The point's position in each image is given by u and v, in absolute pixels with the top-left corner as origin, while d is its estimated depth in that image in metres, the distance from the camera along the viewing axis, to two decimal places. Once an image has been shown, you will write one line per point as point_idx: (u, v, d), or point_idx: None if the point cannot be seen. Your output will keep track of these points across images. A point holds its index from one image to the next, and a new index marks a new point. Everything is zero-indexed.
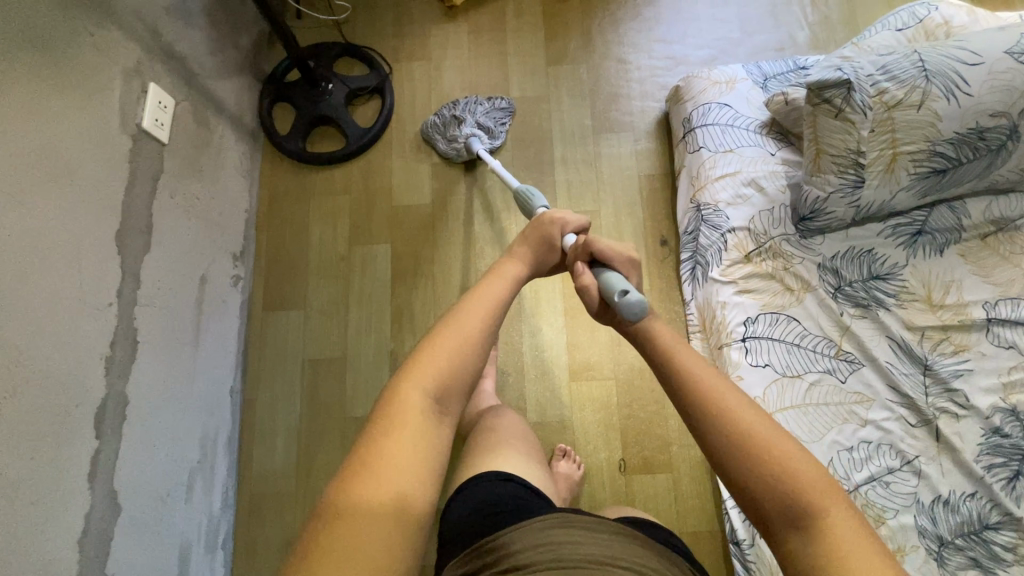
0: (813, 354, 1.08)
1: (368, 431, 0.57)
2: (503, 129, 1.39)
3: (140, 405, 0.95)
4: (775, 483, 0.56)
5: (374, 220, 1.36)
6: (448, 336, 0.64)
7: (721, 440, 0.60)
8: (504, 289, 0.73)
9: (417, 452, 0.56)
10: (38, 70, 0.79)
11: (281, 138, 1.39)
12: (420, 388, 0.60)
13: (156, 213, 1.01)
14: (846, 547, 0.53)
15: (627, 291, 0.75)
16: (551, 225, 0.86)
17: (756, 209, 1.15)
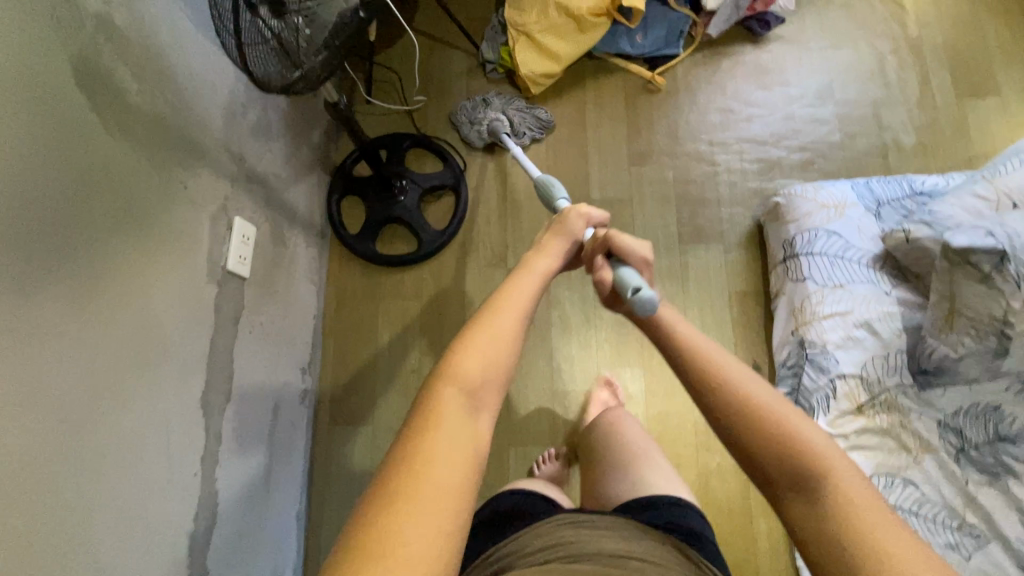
0: (933, 525, 0.99)
1: (398, 442, 0.50)
2: (531, 131, 1.37)
3: (218, 569, 0.90)
4: (778, 449, 0.55)
5: (445, 328, 1.29)
6: (481, 331, 0.58)
7: (727, 416, 0.59)
8: (536, 284, 0.67)
9: (457, 458, 0.49)
10: (139, 246, 0.74)
11: (350, 236, 1.32)
12: (454, 389, 0.53)
13: (235, 357, 0.96)
14: (854, 510, 0.51)
15: (641, 289, 0.71)
16: (575, 219, 0.80)
17: (869, 354, 1.07)
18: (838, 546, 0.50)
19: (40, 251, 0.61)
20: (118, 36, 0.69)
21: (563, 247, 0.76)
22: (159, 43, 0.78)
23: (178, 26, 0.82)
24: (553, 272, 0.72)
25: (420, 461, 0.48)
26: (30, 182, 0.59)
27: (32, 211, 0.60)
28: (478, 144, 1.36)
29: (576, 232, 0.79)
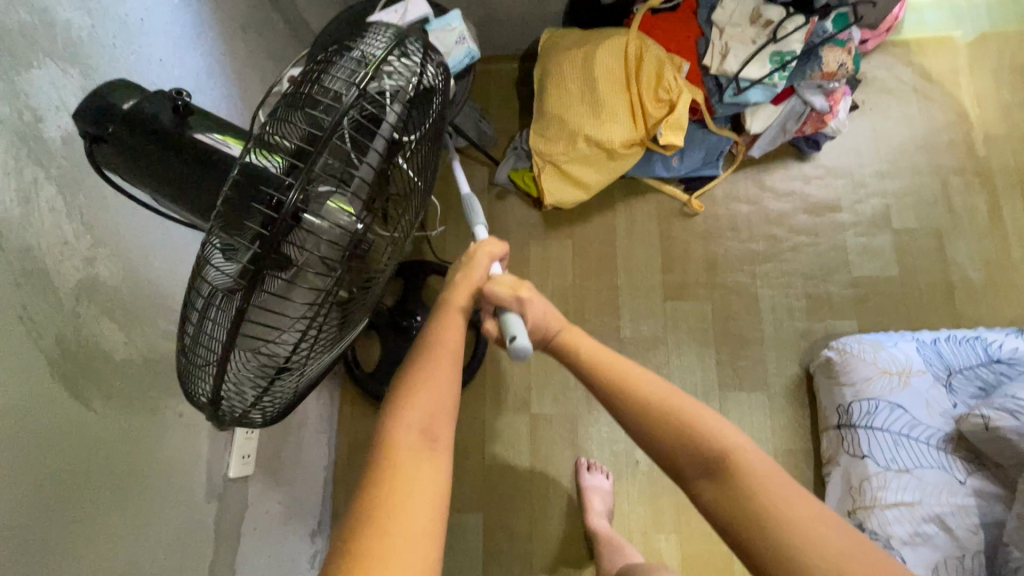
0: None
1: (363, 487, 0.54)
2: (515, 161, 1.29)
3: None
4: (682, 440, 0.60)
5: (465, 479, 1.21)
6: (427, 372, 0.64)
7: (626, 409, 0.64)
8: (463, 311, 0.73)
9: (420, 487, 0.54)
10: (130, 509, 0.66)
11: (364, 374, 1.25)
12: (405, 427, 0.58)
13: (240, 563, 0.89)
14: (751, 474, 0.56)
15: (516, 336, 0.68)
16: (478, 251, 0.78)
17: (940, 554, 0.94)
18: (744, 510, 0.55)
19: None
20: (102, 294, 0.63)
21: (477, 284, 0.74)
22: (151, 273, 0.70)
23: (175, 241, 0.75)
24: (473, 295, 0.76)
25: (383, 499, 0.52)
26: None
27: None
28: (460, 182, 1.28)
29: (483, 268, 0.77)
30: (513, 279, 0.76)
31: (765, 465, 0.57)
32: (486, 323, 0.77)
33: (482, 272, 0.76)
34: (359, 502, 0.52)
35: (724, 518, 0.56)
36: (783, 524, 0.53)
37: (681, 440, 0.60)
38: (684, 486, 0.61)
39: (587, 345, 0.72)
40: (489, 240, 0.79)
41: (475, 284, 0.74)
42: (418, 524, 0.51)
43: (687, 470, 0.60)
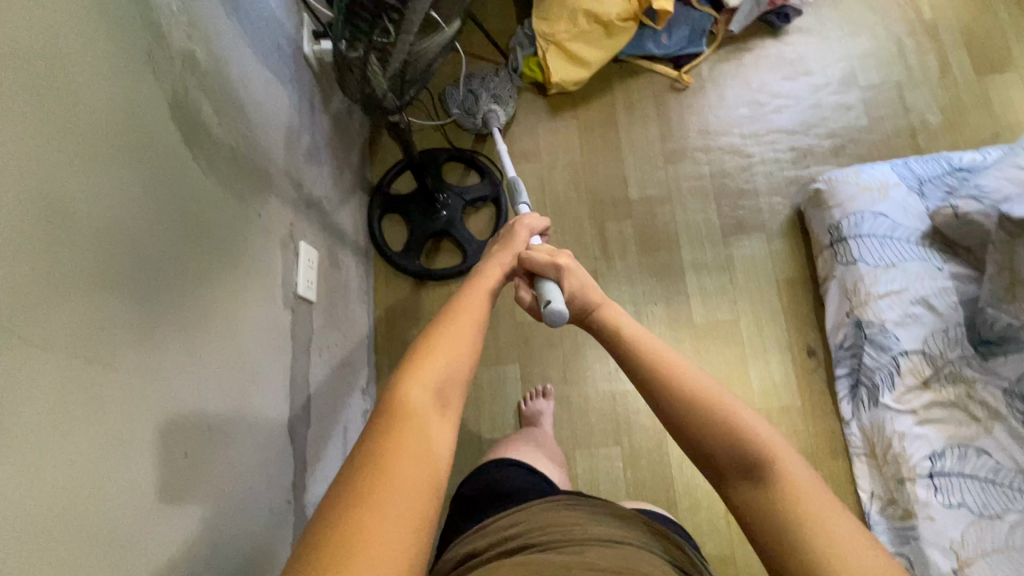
0: (1011, 492, 1.01)
1: (372, 430, 0.56)
2: (515, 95, 1.40)
3: None
4: (728, 442, 0.62)
5: (499, 338, 1.30)
6: (445, 337, 0.65)
7: (670, 402, 0.66)
8: (489, 291, 0.78)
9: (427, 448, 0.56)
10: (221, 267, 0.73)
11: (394, 252, 1.33)
12: (420, 386, 0.60)
13: (311, 380, 0.96)
14: (797, 491, 0.57)
15: (551, 301, 0.82)
16: (518, 231, 0.95)
17: (928, 329, 1.08)
18: (784, 527, 0.56)
19: (140, 280, 0.58)
20: (199, 69, 0.70)
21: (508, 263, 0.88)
22: (229, 73, 0.78)
23: (242, 57, 0.82)
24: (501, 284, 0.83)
25: (389, 443, 0.55)
26: (122, 208, 0.56)
27: (134, 249, 0.57)
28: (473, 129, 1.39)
29: (518, 246, 0.92)
30: (550, 250, 0.91)
31: (809, 481, 0.58)
32: (520, 289, 0.94)
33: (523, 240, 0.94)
34: (366, 451, 0.54)
35: (749, 511, 0.59)
36: (809, 520, 0.55)
37: (714, 426, 0.63)
38: (712, 474, 0.64)
39: (626, 327, 0.77)
40: (530, 216, 0.98)
41: (512, 257, 0.89)
42: (418, 479, 0.53)
43: (726, 470, 0.62)
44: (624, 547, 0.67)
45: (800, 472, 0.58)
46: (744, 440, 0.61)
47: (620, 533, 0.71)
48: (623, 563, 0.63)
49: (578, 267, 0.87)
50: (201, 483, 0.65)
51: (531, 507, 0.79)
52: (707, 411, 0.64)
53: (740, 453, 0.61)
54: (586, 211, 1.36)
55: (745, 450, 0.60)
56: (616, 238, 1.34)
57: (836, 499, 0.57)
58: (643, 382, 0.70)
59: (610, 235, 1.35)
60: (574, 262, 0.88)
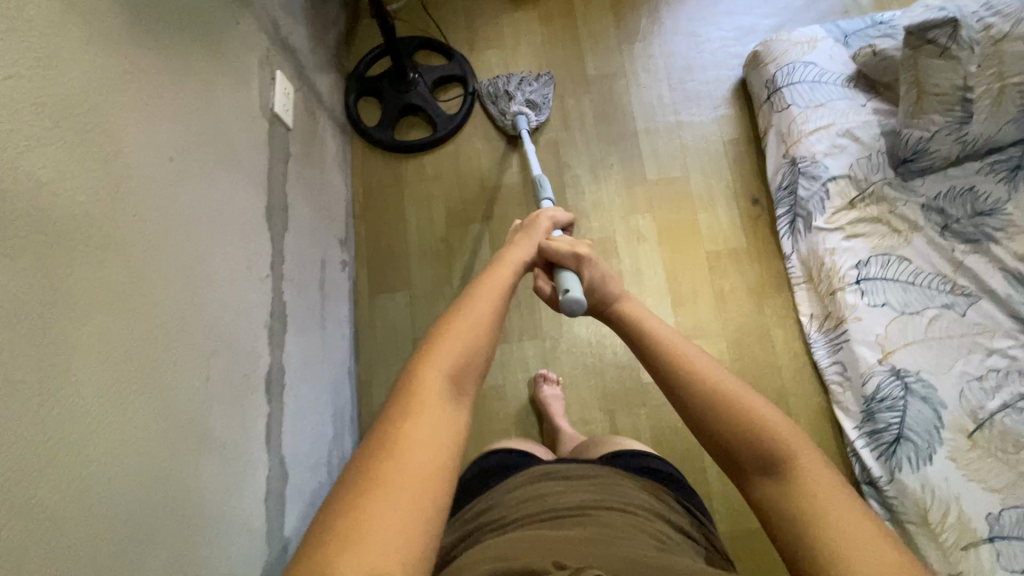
0: (929, 291, 1.11)
1: (386, 414, 0.56)
2: (548, 104, 1.42)
3: (292, 374, 0.98)
4: (749, 438, 0.63)
5: (468, 201, 1.39)
6: (460, 323, 0.66)
7: (694, 397, 0.68)
8: (510, 277, 0.79)
9: (441, 432, 0.55)
10: (206, 36, 0.82)
11: (369, 128, 1.43)
12: (438, 371, 0.60)
13: (288, 195, 1.05)
14: (817, 490, 0.57)
15: (569, 290, 0.87)
16: (540, 221, 0.97)
17: (853, 157, 1.20)
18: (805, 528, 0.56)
19: None
20: None
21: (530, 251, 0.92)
22: None
23: None
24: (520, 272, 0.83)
25: (403, 430, 0.54)
26: None
27: None
28: (503, 128, 1.42)
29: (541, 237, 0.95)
30: (569, 240, 0.93)
31: (827, 477, 0.59)
32: (540, 279, 0.96)
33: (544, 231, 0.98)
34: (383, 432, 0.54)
35: (771, 510, 0.59)
36: (823, 517, 0.55)
37: (736, 421, 0.64)
38: (733, 471, 0.65)
39: (648, 323, 0.80)
40: (551, 210, 1.02)
41: (533, 246, 0.92)
42: (427, 463, 0.52)
43: (748, 467, 0.63)
44: (599, 514, 0.68)
45: (819, 474, 0.59)
46: (767, 436, 0.62)
47: (605, 497, 0.72)
48: (599, 530, 0.64)
49: (597, 257, 0.90)
50: (186, 197, 0.73)
51: (504, 488, 0.79)
52: (728, 408, 0.65)
53: (762, 448, 0.62)
54: None
55: (766, 447, 0.62)
56: (575, 110, 1.44)
57: (855, 501, 0.57)
58: (665, 376, 0.72)
59: (569, 108, 1.45)
60: (593, 253, 0.90)
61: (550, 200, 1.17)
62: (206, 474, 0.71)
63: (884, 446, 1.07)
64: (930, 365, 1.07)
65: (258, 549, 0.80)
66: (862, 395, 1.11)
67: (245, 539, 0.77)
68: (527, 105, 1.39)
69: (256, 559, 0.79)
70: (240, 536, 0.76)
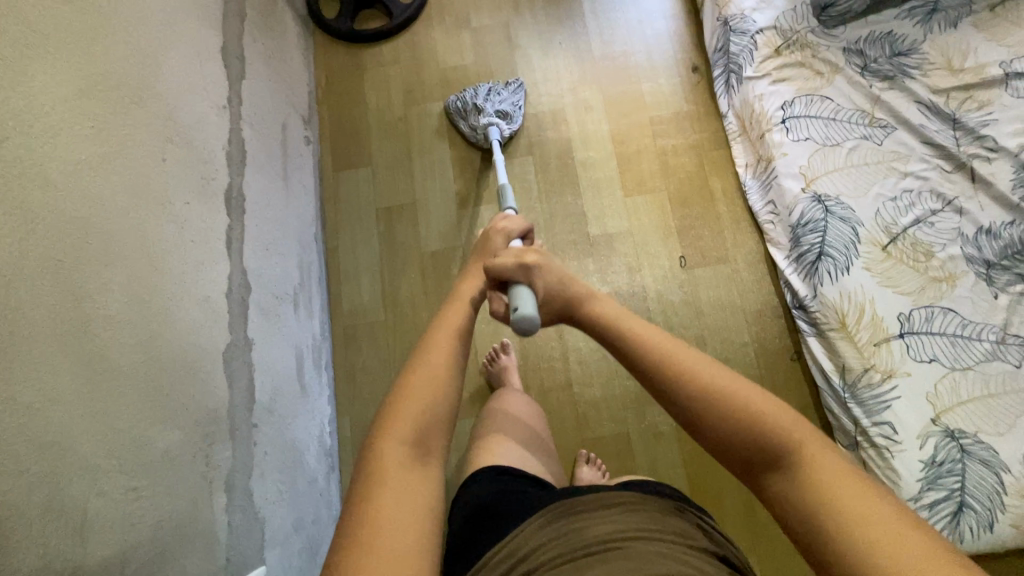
0: (848, 125, 1.19)
1: (359, 487, 0.60)
2: (519, 112, 1.40)
3: (254, 207, 1.07)
4: (756, 445, 0.59)
5: (426, 83, 1.47)
6: (418, 384, 0.68)
7: (694, 408, 0.64)
8: (465, 312, 0.79)
9: (412, 501, 0.59)
10: None
11: (329, 20, 1.51)
12: (400, 441, 0.63)
13: (245, 50, 1.13)
14: (837, 490, 0.53)
15: (516, 308, 0.79)
16: (496, 239, 0.98)
17: (779, 10, 1.27)
18: (831, 537, 0.51)
19: None
20: None
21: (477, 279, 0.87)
22: None
23: None
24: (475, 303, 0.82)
25: (372, 505, 0.57)
26: None
27: None
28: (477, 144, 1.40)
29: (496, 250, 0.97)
30: (515, 249, 0.87)
31: (845, 472, 0.55)
32: (495, 300, 0.89)
33: (498, 246, 0.98)
34: (356, 509, 0.58)
35: (792, 515, 0.55)
36: (844, 508, 0.52)
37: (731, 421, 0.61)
38: (742, 473, 0.61)
39: (629, 324, 0.75)
40: (506, 221, 1.00)
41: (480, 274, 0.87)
42: (408, 534, 0.56)
43: (762, 473, 0.59)
44: (628, 545, 0.65)
45: (828, 461, 0.56)
46: (765, 432, 0.59)
47: (625, 526, 0.68)
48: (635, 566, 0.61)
49: (548, 262, 0.84)
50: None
51: (519, 530, 0.73)
52: (729, 415, 0.61)
53: (763, 449, 0.59)
54: None
55: (766, 442, 0.59)
56: None
57: (871, 482, 0.54)
58: (652, 380, 0.68)
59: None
60: (543, 260, 0.85)
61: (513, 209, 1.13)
62: (168, 238, 0.80)
63: (807, 266, 1.15)
64: (849, 190, 1.15)
65: (222, 329, 0.89)
66: (789, 224, 1.19)
67: (209, 314, 0.86)
68: (498, 116, 1.37)
69: (221, 337, 0.88)
70: (205, 315, 0.85)
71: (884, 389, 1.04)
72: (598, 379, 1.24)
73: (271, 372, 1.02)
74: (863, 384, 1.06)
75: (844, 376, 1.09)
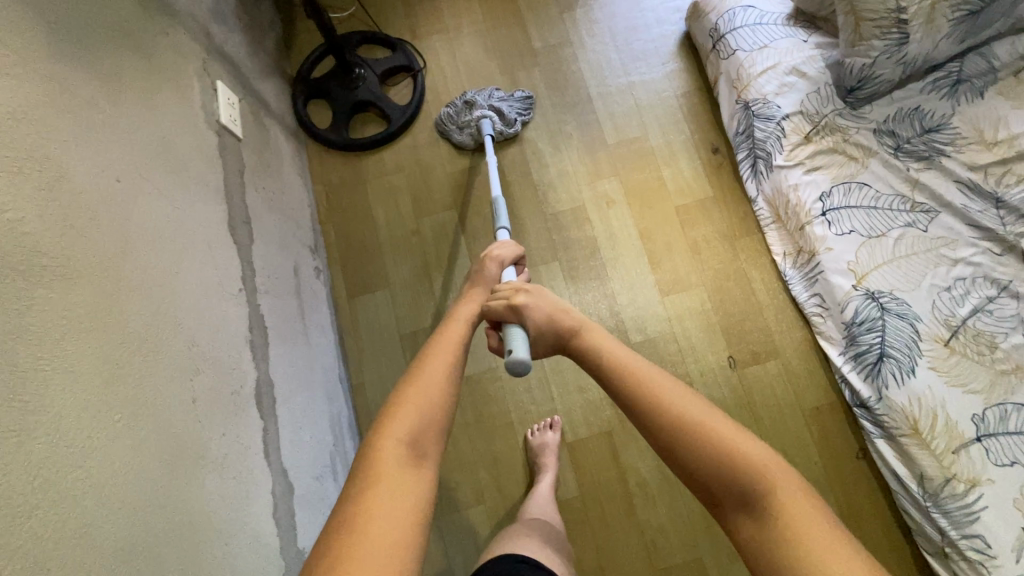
0: (891, 213, 1.15)
1: (350, 487, 0.55)
2: (517, 116, 1.39)
3: (282, 386, 0.96)
4: (719, 467, 0.57)
5: (434, 190, 1.38)
6: (418, 386, 0.64)
7: (657, 427, 0.62)
8: (464, 328, 0.76)
9: (407, 500, 0.54)
10: (132, 52, 0.79)
11: (323, 131, 1.40)
12: (398, 438, 0.58)
13: (248, 206, 1.03)
14: (796, 523, 0.53)
15: (511, 351, 0.78)
16: (489, 266, 0.95)
17: (803, 93, 1.22)
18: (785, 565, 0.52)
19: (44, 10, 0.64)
20: None
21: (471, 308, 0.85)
22: None
23: None
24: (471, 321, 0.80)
25: (362, 507, 0.52)
26: None
27: None
28: (472, 144, 1.38)
29: (492, 278, 0.95)
30: (510, 287, 0.86)
31: (803, 501, 0.55)
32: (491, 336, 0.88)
33: (493, 276, 0.95)
34: (346, 509, 0.53)
35: (749, 543, 0.55)
36: (814, 559, 0.50)
37: (702, 447, 0.58)
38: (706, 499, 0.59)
39: (604, 348, 0.73)
40: (501, 248, 0.97)
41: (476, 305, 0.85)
42: (400, 536, 0.51)
43: (722, 498, 0.58)
44: None
45: (800, 505, 0.54)
46: (739, 467, 0.57)
47: None
48: None
49: (537, 299, 0.82)
50: (137, 215, 0.70)
51: None
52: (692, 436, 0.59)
53: (734, 485, 0.57)
54: (496, 67, 1.46)
55: (735, 473, 0.57)
56: (527, 85, 1.44)
57: (831, 520, 0.53)
58: (623, 401, 0.65)
59: (521, 84, 1.44)
60: (533, 298, 0.83)
61: (507, 227, 1.12)
62: (209, 491, 0.70)
63: (868, 368, 1.10)
64: (902, 284, 1.11)
65: (273, 558, 0.80)
66: (842, 322, 1.14)
67: (259, 551, 0.77)
68: (493, 112, 1.37)
69: (273, 570, 0.79)
70: (253, 554, 0.75)
71: (970, 499, 0.99)
72: (660, 500, 1.18)
73: None
74: (945, 494, 1.01)
75: (923, 485, 1.04)
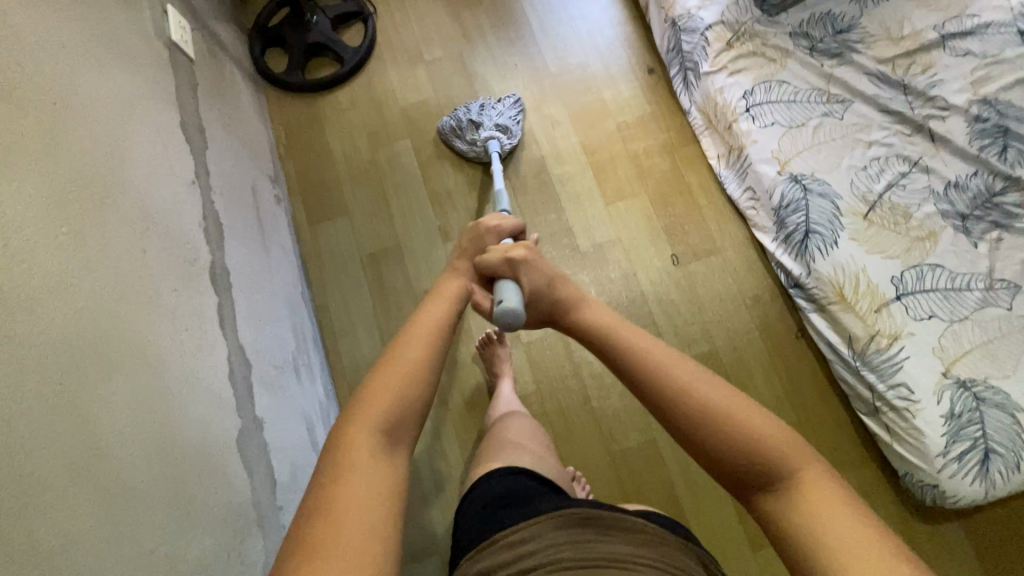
0: (809, 105, 1.24)
1: (320, 477, 0.53)
2: (518, 127, 1.40)
3: (239, 279, 1.02)
4: (744, 453, 0.56)
5: (388, 123, 1.45)
6: (393, 369, 0.61)
7: (681, 413, 0.59)
8: (447, 308, 0.71)
9: (378, 487, 0.52)
10: None
11: (280, 74, 1.47)
12: (372, 425, 0.56)
13: (202, 119, 1.09)
14: (821, 508, 0.52)
15: (501, 301, 0.77)
16: (488, 233, 0.89)
17: (723, 6, 1.31)
18: (808, 551, 0.51)
19: None
20: None
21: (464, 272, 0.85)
22: None
23: None
24: (460, 298, 0.76)
25: (332, 491, 0.51)
26: None
27: None
28: (474, 159, 1.40)
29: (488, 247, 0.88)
30: (504, 246, 0.84)
31: (833, 489, 0.53)
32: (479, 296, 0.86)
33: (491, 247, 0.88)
34: (317, 498, 0.51)
35: (775, 524, 0.54)
36: (838, 542, 0.49)
37: (726, 433, 0.57)
38: (726, 482, 0.58)
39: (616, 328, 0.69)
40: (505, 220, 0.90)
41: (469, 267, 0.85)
42: (372, 523, 0.49)
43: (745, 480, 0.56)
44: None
45: (828, 488, 0.53)
46: (760, 450, 0.55)
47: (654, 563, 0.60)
48: None
49: (537, 259, 0.81)
50: (82, 84, 0.76)
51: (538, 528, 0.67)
52: (718, 421, 0.57)
53: (760, 467, 0.55)
54: (443, 8, 1.54)
55: (763, 459, 0.55)
56: (472, 23, 1.52)
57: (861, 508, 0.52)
58: (639, 386, 0.63)
59: (467, 23, 1.52)
60: (530, 261, 0.80)
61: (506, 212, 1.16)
62: (161, 334, 0.75)
63: (796, 246, 1.18)
64: (823, 166, 1.19)
65: (230, 415, 0.84)
66: (771, 208, 1.22)
67: (217, 405, 0.82)
68: (498, 130, 1.37)
69: (231, 426, 0.84)
70: (210, 403, 0.80)
71: (892, 351, 1.07)
72: (614, 390, 1.24)
73: (286, 449, 0.98)
74: (871, 350, 1.08)
75: (852, 346, 1.11)
